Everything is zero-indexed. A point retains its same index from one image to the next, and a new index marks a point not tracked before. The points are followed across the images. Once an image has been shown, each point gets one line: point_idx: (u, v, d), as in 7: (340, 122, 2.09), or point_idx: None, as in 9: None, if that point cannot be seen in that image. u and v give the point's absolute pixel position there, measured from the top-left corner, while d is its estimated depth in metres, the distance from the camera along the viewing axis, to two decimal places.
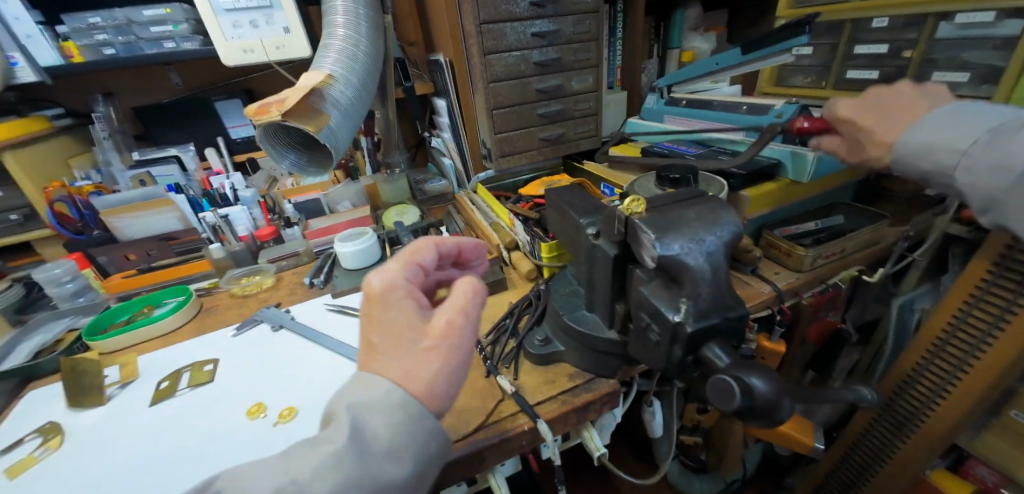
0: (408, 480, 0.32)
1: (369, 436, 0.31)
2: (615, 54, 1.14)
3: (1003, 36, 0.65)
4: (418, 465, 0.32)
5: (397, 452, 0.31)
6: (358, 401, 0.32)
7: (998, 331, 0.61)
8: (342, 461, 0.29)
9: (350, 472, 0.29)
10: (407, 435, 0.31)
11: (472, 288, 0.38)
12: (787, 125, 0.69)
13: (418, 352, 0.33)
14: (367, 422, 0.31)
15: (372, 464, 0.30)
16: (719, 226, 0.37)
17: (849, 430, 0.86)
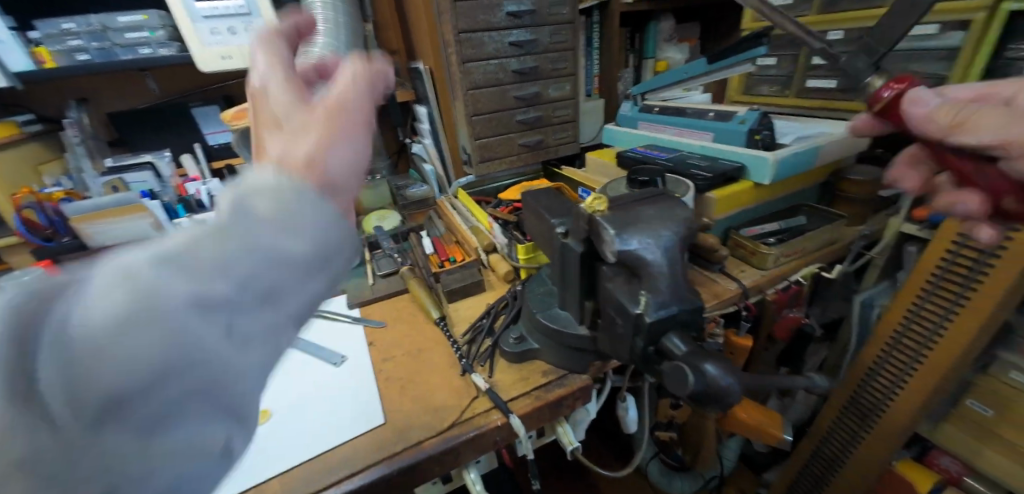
0: (320, 264, 0.22)
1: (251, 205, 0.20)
2: (592, 63, 1.17)
3: (946, 48, 0.70)
4: (329, 243, 0.22)
5: (296, 222, 0.21)
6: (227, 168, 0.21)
7: (949, 321, 0.65)
8: (209, 233, 0.19)
9: (231, 243, 0.19)
10: (305, 204, 0.22)
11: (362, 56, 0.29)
12: (749, 131, 0.72)
13: (300, 125, 0.25)
14: (248, 201, 0.21)
15: (257, 235, 0.20)
16: (676, 223, 0.39)
17: (818, 423, 0.89)
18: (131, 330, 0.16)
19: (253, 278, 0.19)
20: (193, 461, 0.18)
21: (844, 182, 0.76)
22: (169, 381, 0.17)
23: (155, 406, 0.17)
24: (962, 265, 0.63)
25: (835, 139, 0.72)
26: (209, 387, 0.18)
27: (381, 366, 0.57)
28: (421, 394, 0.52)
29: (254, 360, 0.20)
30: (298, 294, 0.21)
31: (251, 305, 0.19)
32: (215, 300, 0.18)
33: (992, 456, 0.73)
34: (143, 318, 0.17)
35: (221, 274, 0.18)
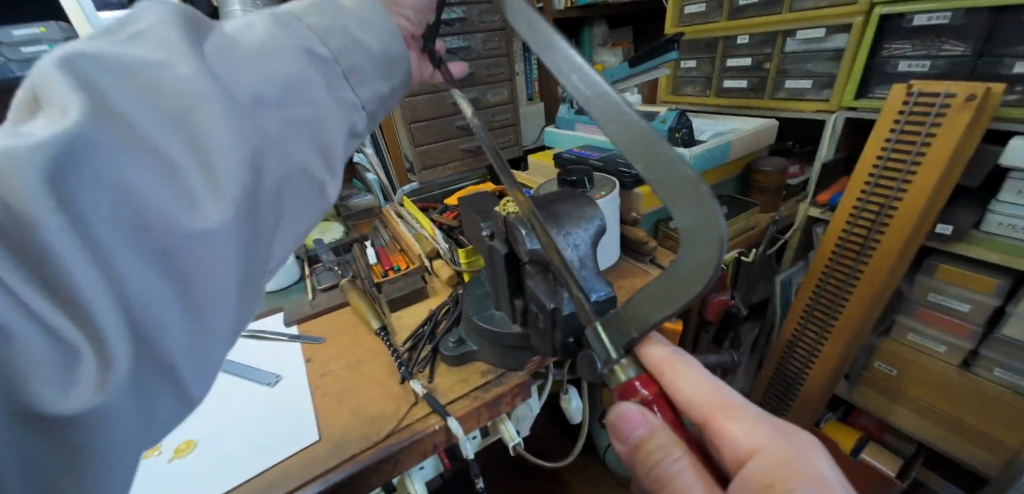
0: (381, 67, 0.40)
1: (341, 5, 0.39)
2: (531, 67, 1.19)
3: (832, 49, 0.79)
4: (384, 55, 0.40)
5: (364, 26, 0.39)
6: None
7: (848, 291, 0.74)
8: (313, 17, 0.37)
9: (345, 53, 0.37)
10: (370, 20, 0.40)
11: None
12: (669, 129, 0.76)
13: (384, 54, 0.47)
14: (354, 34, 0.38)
15: (343, 29, 0.38)
16: (585, 221, 0.44)
17: (754, 396, 0.96)
18: (272, 59, 0.32)
19: (342, 56, 0.37)
20: (294, 158, 0.31)
21: (757, 173, 0.83)
22: (291, 98, 0.32)
23: (281, 116, 0.31)
24: (856, 242, 0.72)
25: (744, 134, 0.78)
26: (306, 121, 0.33)
27: (318, 382, 0.56)
28: (359, 405, 0.52)
29: (335, 110, 0.35)
30: (369, 84, 0.39)
31: (338, 75, 0.36)
32: (317, 56, 0.35)
33: (901, 411, 0.86)
34: (274, 60, 0.32)
35: (323, 44, 0.36)
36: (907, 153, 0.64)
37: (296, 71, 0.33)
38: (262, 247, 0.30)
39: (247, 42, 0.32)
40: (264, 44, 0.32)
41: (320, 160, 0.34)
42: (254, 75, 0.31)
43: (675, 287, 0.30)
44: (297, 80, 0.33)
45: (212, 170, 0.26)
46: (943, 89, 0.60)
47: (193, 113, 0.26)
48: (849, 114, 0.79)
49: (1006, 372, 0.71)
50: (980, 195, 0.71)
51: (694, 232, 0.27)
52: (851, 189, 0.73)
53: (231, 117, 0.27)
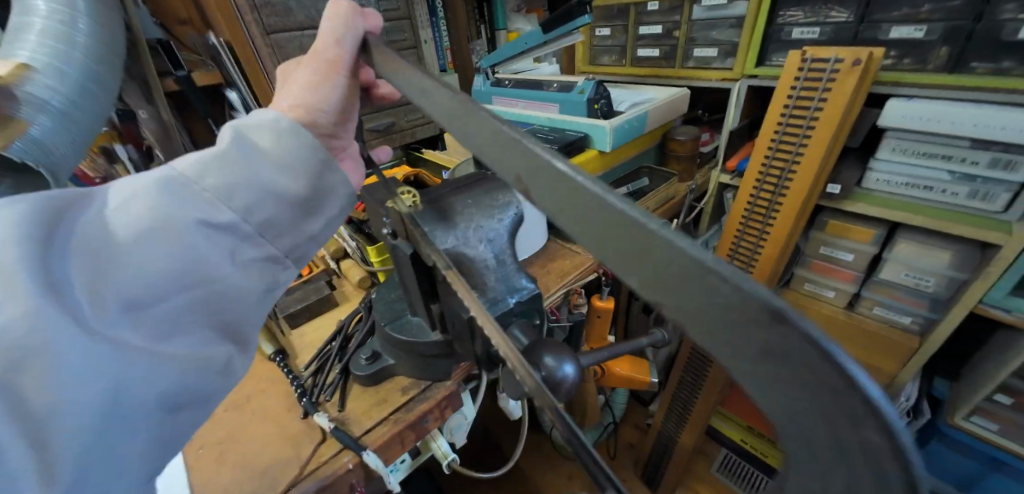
0: (305, 209, 0.31)
1: (255, 144, 0.29)
2: (441, 34, 1.05)
3: (734, 16, 0.80)
4: (310, 195, 0.31)
5: (285, 168, 0.29)
6: (229, 127, 0.29)
7: (759, 252, 0.79)
8: (216, 167, 0.27)
9: (261, 189, 0.28)
10: (299, 159, 0.30)
11: (336, 92, 0.36)
12: (588, 100, 0.73)
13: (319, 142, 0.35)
14: (272, 158, 0.29)
15: (253, 175, 0.28)
16: (498, 211, 0.39)
17: (681, 356, 1.01)
18: (153, 245, 0.24)
19: (252, 211, 0.28)
20: (187, 363, 0.24)
21: (672, 143, 0.84)
22: (182, 287, 0.24)
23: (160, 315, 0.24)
24: (763, 205, 0.76)
25: (660, 102, 0.77)
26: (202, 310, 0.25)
27: (192, 434, 0.45)
28: (251, 457, 0.42)
29: (242, 283, 0.27)
30: (290, 232, 0.30)
31: (248, 234, 0.28)
32: (216, 225, 0.26)
33: None
34: (161, 234, 0.24)
35: (224, 203, 0.27)
36: (804, 116, 0.67)
37: (188, 255, 0.25)
38: (143, 463, 0.23)
39: (124, 223, 0.24)
40: (148, 221, 0.24)
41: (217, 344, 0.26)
42: (128, 269, 0.23)
43: (789, 377, 0.13)
44: (184, 269, 0.24)
45: (42, 441, 0.19)
46: (832, 54, 0.63)
47: (28, 365, 0.19)
48: (751, 82, 0.81)
49: (883, 309, 0.81)
50: (861, 155, 0.79)
51: (699, 302, 0.15)
52: (757, 154, 0.75)
53: (86, 364, 0.21)
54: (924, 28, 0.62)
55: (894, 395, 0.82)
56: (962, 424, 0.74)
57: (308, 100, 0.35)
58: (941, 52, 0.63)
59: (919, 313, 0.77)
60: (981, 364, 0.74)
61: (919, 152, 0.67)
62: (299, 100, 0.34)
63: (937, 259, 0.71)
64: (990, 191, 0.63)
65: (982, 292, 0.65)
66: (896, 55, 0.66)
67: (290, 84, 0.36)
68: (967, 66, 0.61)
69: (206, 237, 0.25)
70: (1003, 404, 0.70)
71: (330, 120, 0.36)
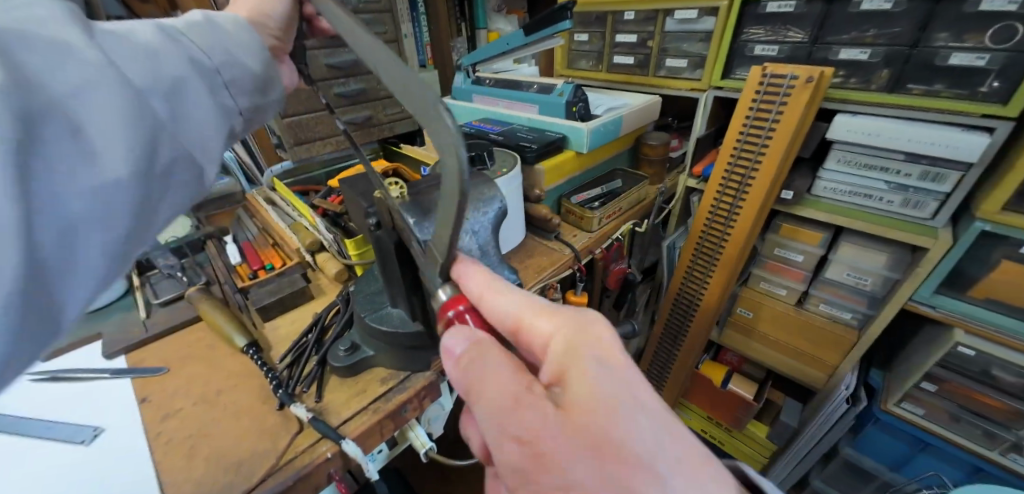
0: (261, 88, 0.42)
1: (221, 28, 0.40)
2: (422, 29, 1.06)
3: (703, 31, 0.85)
4: (265, 76, 0.42)
5: (245, 47, 0.41)
6: (154, 25, 0.35)
7: (719, 252, 0.84)
8: (188, 35, 0.37)
9: (218, 58, 0.38)
10: (254, 45, 0.41)
11: (279, 4, 0.47)
12: (567, 103, 0.75)
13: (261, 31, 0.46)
14: (232, 50, 0.39)
15: (222, 42, 0.39)
16: (483, 204, 0.41)
17: (650, 349, 1.07)
18: (139, 62, 0.32)
19: (224, 68, 0.38)
20: (180, 136, 0.33)
21: (645, 147, 0.88)
22: (171, 92, 0.33)
23: (154, 128, 0.31)
24: (724, 208, 0.81)
25: (635, 109, 0.81)
26: (183, 118, 0.34)
27: (160, 428, 0.44)
28: (224, 449, 0.42)
29: (218, 115, 0.37)
30: (247, 96, 0.41)
31: (219, 84, 0.38)
32: (199, 67, 0.36)
33: (755, 345, 1.02)
34: (155, 54, 0.33)
35: (204, 57, 0.37)
36: (762, 128, 0.72)
37: (182, 75, 0.34)
38: (149, 208, 0.31)
39: (132, 36, 0.32)
40: (145, 48, 0.33)
41: (200, 154, 0.35)
42: (130, 60, 0.31)
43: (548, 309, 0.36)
44: (179, 81, 0.34)
45: (100, 156, 0.28)
46: (789, 71, 0.67)
47: (81, 99, 0.27)
48: (717, 93, 0.86)
49: (828, 306, 0.88)
50: (812, 165, 0.85)
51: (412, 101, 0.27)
52: (720, 160, 0.80)
53: (121, 107, 0.29)
54: (868, 51, 0.69)
55: (836, 385, 0.90)
56: (895, 410, 0.82)
57: (252, 5, 0.45)
58: (882, 73, 0.69)
59: (858, 310, 0.85)
60: (911, 356, 0.82)
61: (861, 164, 0.73)
62: (250, 5, 0.46)
63: (875, 259, 0.79)
64: (920, 200, 0.70)
65: (911, 291, 0.73)
66: (844, 74, 0.73)
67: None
68: (903, 87, 0.67)
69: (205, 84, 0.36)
70: (929, 391, 0.78)
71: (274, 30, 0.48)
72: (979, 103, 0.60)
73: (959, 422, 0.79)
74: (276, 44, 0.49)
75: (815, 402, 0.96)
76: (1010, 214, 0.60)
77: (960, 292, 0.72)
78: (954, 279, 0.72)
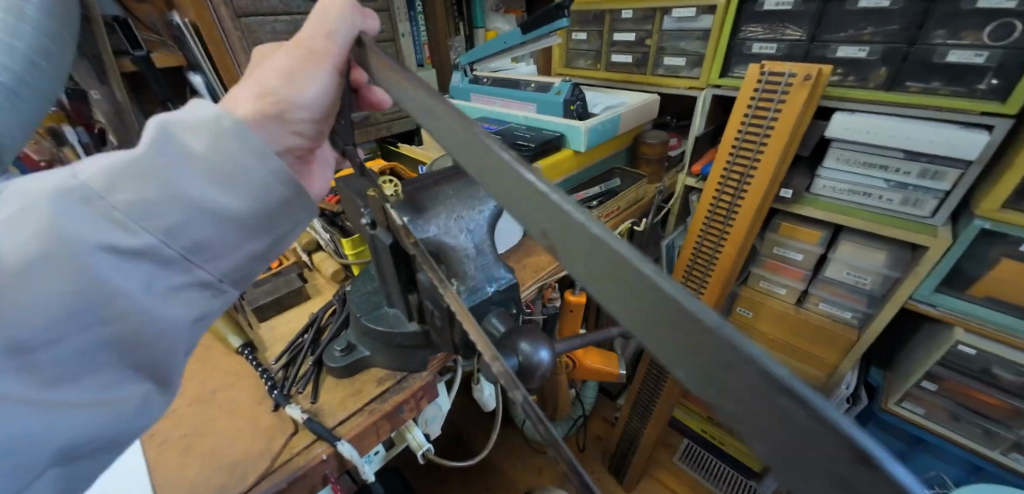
0: (251, 230, 0.29)
1: (184, 145, 0.26)
2: (419, 29, 1.06)
3: (701, 29, 0.85)
4: (262, 212, 0.29)
5: (223, 180, 0.27)
6: (73, 175, 0.24)
7: (718, 251, 0.84)
8: (125, 182, 0.24)
9: (184, 209, 0.25)
10: (240, 159, 0.27)
11: (322, 84, 0.34)
12: (564, 102, 0.75)
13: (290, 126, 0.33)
14: (210, 179, 0.26)
15: (181, 184, 0.25)
16: (479, 202, 0.41)
17: (647, 350, 1.05)
18: (61, 293, 0.22)
19: (179, 230, 0.25)
20: (102, 391, 0.24)
21: (643, 146, 0.88)
22: (86, 314, 0.23)
23: (60, 351, 0.23)
24: (723, 207, 0.81)
25: (632, 107, 0.81)
26: (122, 340, 0.24)
27: (153, 429, 0.44)
28: (217, 450, 0.41)
29: (173, 309, 0.26)
30: (229, 253, 0.28)
31: (175, 254, 0.25)
32: (125, 249, 0.24)
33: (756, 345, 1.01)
34: (69, 256, 0.22)
35: (140, 224, 0.24)
36: (760, 127, 0.72)
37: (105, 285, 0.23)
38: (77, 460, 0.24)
39: (30, 241, 0.22)
40: (36, 253, 0.22)
41: (140, 371, 0.26)
42: (34, 287, 0.22)
43: None
44: (100, 297, 0.23)
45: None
46: (787, 69, 0.67)
47: None
48: (715, 91, 0.86)
49: (828, 305, 0.88)
50: (810, 163, 0.85)
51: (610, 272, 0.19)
52: (719, 159, 0.80)
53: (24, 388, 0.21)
54: (866, 49, 0.68)
55: (836, 384, 0.90)
56: (895, 409, 0.82)
57: (276, 86, 0.32)
58: (880, 71, 0.69)
59: (858, 309, 0.84)
60: (911, 355, 0.81)
61: (860, 162, 0.73)
62: (270, 88, 0.32)
63: (874, 258, 0.79)
64: (919, 198, 0.70)
65: (911, 289, 0.72)
66: (842, 72, 0.73)
67: (263, 70, 0.33)
68: (902, 85, 0.67)
69: (137, 261, 0.24)
70: (929, 390, 0.78)
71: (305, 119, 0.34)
72: (977, 100, 0.60)
73: (958, 422, 0.78)
74: (302, 137, 0.35)
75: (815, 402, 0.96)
76: (1009, 212, 0.60)
77: (959, 290, 0.71)
78: (953, 278, 0.71)
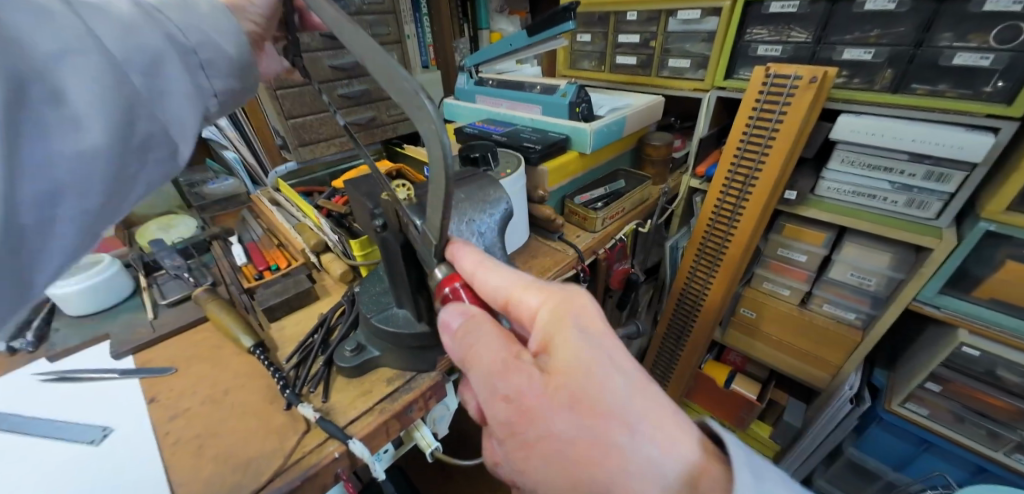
0: (236, 69, 0.41)
1: (198, 7, 0.39)
2: (425, 30, 1.05)
3: (706, 31, 0.85)
4: (242, 64, 0.42)
5: (226, 33, 0.40)
6: (133, 1, 0.35)
7: (723, 252, 0.84)
8: (172, 9, 0.37)
9: (202, 39, 0.38)
10: (231, 26, 0.41)
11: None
12: (570, 104, 0.75)
13: (247, 19, 0.46)
14: (212, 37, 0.39)
15: (199, 23, 0.38)
16: (489, 205, 0.42)
17: (653, 348, 1.07)
18: (140, 38, 0.33)
19: (201, 47, 0.38)
20: (161, 131, 0.34)
21: (648, 147, 0.88)
22: (158, 73, 0.34)
23: (148, 85, 0.33)
24: (728, 208, 0.81)
25: (637, 109, 0.81)
26: (176, 100, 0.35)
27: (167, 428, 0.44)
28: (231, 449, 0.42)
29: (194, 96, 0.37)
30: (225, 76, 0.40)
31: (197, 64, 0.38)
32: (173, 44, 0.35)
33: (758, 345, 1.02)
34: (140, 30, 0.33)
35: (176, 35, 0.36)
36: (765, 128, 0.72)
37: (162, 50, 0.34)
38: (127, 180, 0.33)
39: (114, 10, 0.33)
40: (125, 24, 0.32)
41: (177, 134, 0.36)
42: (128, 41, 0.32)
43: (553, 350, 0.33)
44: (160, 57, 0.34)
45: (93, 120, 0.30)
46: (793, 71, 0.67)
47: (69, 68, 0.29)
48: (720, 93, 0.86)
49: (831, 306, 0.88)
50: (815, 165, 0.85)
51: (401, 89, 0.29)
52: (724, 160, 0.80)
53: (110, 92, 0.31)
54: (872, 51, 0.69)
55: (839, 385, 0.90)
56: (899, 410, 0.82)
57: None
58: (886, 73, 0.69)
59: (862, 310, 0.84)
60: (915, 356, 0.82)
61: (865, 164, 0.73)
62: None
63: (879, 260, 0.79)
64: (925, 200, 0.70)
65: (915, 291, 0.73)
66: (847, 74, 0.73)
67: None
68: (908, 87, 0.67)
69: (181, 54, 0.36)
70: (933, 391, 0.78)
71: (257, 16, 0.47)
72: (983, 102, 0.60)
73: (963, 423, 0.78)
74: (254, 31, 0.47)
75: (818, 402, 0.96)
76: (1013, 214, 0.60)
77: (963, 292, 0.72)
78: (959, 280, 0.72)
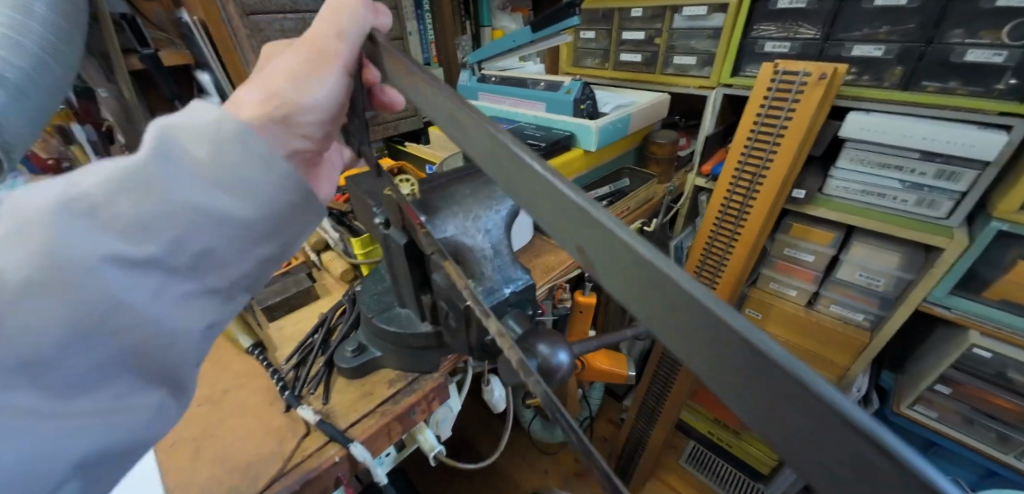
0: (261, 232, 0.25)
1: (183, 149, 0.23)
2: (426, 27, 1.04)
3: (712, 27, 0.84)
4: (273, 215, 0.25)
5: (224, 183, 0.23)
6: (68, 188, 0.21)
7: (729, 252, 0.83)
8: (130, 190, 0.21)
9: (182, 209, 0.22)
10: (250, 171, 0.24)
11: (330, 86, 0.31)
12: (575, 101, 0.74)
13: (298, 130, 0.29)
14: (214, 198, 0.23)
15: (179, 185, 0.22)
16: (497, 202, 0.40)
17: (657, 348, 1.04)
18: (43, 302, 0.19)
19: (181, 243, 0.22)
20: (116, 424, 0.21)
21: (653, 145, 0.87)
22: (91, 338, 0.20)
23: (68, 373, 0.20)
24: (734, 207, 0.80)
25: (642, 106, 0.80)
26: (133, 354, 0.21)
27: None
28: (229, 452, 0.41)
29: (176, 328, 0.23)
30: (239, 260, 0.25)
31: (183, 268, 0.23)
32: (135, 260, 0.21)
33: (763, 346, 1.00)
34: (60, 282, 0.19)
35: (139, 239, 0.21)
36: (774, 126, 0.71)
37: (86, 317, 0.20)
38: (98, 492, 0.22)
39: (8, 262, 0.19)
40: (31, 278, 0.19)
41: (150, 385, 0.23)
42: (23, 312, 0.19)
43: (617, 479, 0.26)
44: (91, 320, 0.20)
45: None
46: (801, 67, 0.67)
47: None
48: (726, 91, 0.85)
49: (839, 307, 0.87)
50: (822, 164, 0.84)
51: (634, 290, 0.18)
52: (730, 158, 0.79)
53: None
54: (881, 47, 0.68)
55: (847, 388, 0.88)
56: (908, 413, 0.81)
57: (285, 89, 0.29)
58: (895, 70, 0.68)
59: (871, 311, 0.83)
60: (924, 358, 0.80)
61: (874, 163, 0.72)
62: (273, 89, 0.29)
63: (888, 260, 0.78)
64: (935, 199, 0.69)
65: (925, 292, 0.71)
66: (856, 71, 0.72)
67: (269, 72, 0.30)
68: (918, 84, 0.66)
69: (138, 272, 0.21)
70: (943, 393, 0.77)
71: (313, 128, 0.31)
72: (994, 100, 0.60)
73: (972, 425, 0.77)
74: (312, 147, 0.32)
75: None
76: None
77: (974, 292, 0.71)
78: (968, 280, 0.71)
